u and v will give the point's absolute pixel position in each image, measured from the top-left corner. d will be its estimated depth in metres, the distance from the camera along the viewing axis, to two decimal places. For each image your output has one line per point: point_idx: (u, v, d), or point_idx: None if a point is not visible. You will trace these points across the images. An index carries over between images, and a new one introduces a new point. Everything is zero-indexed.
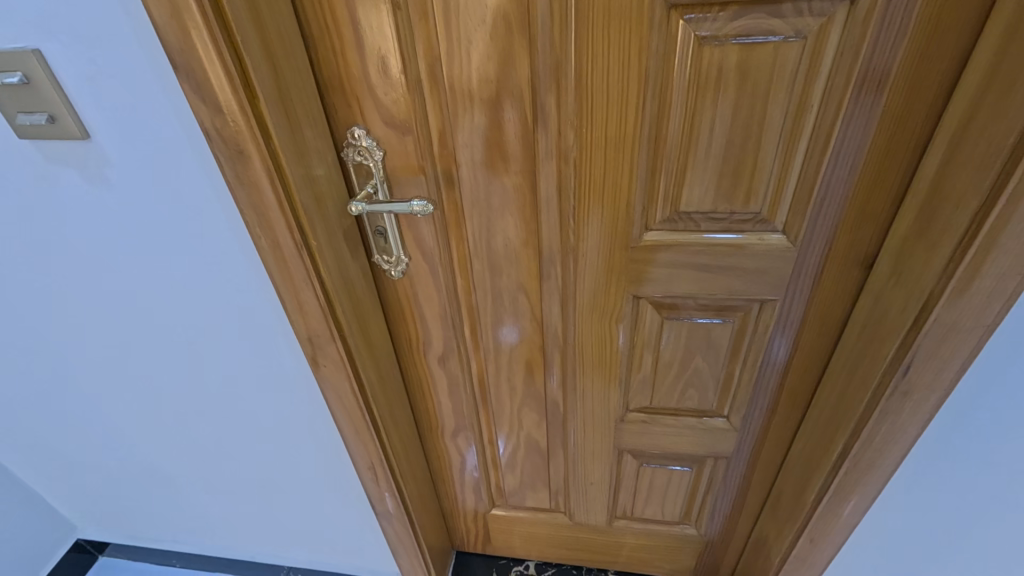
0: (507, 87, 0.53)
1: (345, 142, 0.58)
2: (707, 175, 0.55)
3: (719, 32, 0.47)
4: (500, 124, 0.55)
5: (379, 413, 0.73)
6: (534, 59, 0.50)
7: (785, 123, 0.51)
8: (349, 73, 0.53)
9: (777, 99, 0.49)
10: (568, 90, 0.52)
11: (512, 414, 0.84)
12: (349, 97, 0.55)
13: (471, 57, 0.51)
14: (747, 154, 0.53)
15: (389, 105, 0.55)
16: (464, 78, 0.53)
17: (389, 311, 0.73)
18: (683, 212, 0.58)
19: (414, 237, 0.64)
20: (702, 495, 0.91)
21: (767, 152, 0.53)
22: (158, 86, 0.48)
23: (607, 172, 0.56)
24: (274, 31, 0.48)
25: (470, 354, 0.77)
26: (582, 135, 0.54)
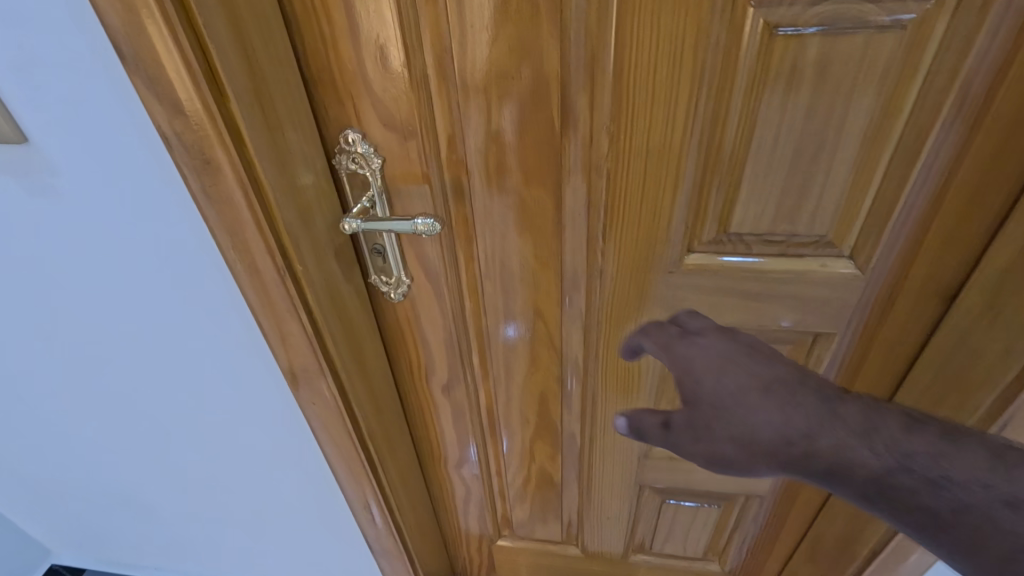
0: (532, 83, 0.44)
1: (337, 147, 0.49)
2: (767, 192, 0.46)
3: (795, 19, 0.38)
4: (521, 128, 0.46)
5: (375, 449, 0.65)
6: (565, 51, 0.42)
7: (867, 131, 0.42)
8: (342, 65, 0.45)
9: (860, 102, 0.41)
10: (605, 89, 0.43)
11: (523, 446, 0.76)
12: (342, 94, 0.46)
13: (487, 47, 0.43)
14: (816, 167, 0.44)
15: (390, 105, 0.46)
16: (480, 74, 0.44)
17: (388, 336, 0.64)
18: (735, 234, 0.49)
19: (416, 257, 0.56)
20: (729, 533, 0.83)
21: (841, 165, 0.44)
22: (104, 75, 0.39)
23: (647, 187, 0.48)
24: (250, 13, 0.39)
25: (478, 383, 0.68)
26: (619, 143, 0.45)
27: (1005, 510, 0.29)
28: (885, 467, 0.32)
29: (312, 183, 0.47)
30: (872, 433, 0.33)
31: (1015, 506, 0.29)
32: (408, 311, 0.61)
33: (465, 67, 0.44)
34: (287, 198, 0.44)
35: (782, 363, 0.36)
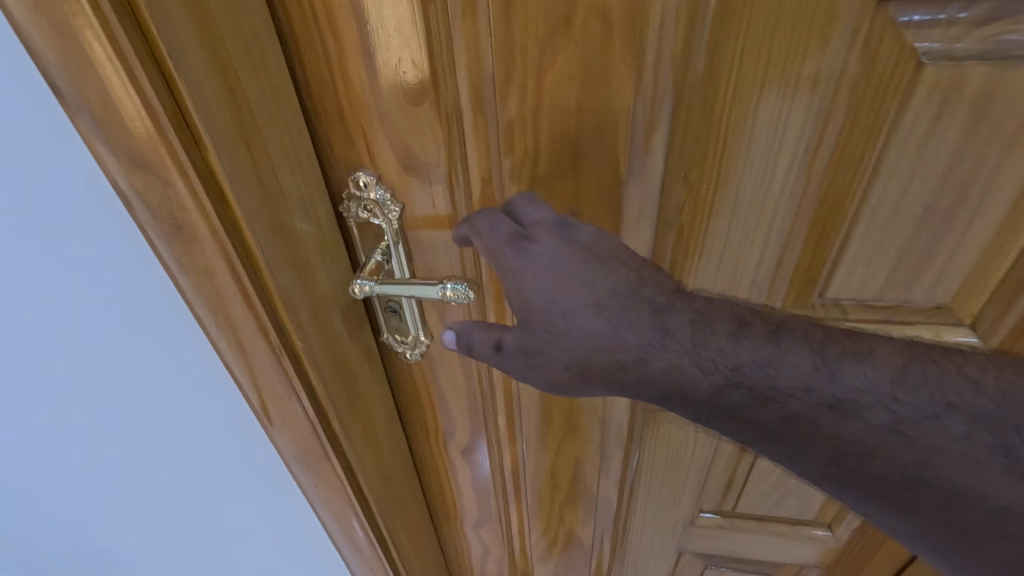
0: (594, 119, 0.35)
1: (345, 191, 0.39)
2: (873, 253, 0.38)
3: (958, 39, 0.29)
4: (580, 172, 0.37)
5: (388, 528, 0.56)
6: (640, 79, 0.33)
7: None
8: (349, 93, 0.35)
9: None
10: (688, 125, 0.34)
11: (552, 510, 0.67)
12: (350, 129, 0.36)
13: (539, 74, 0.34)
14: (952, 224, 0.35)
15: (412, 145, 0.36)
16: (532, 107, 0.35)
17: (401, 399, 0.55)
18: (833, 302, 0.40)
19: (439, 315, 0.47)
20: None
21: (980, 223, 0.35)
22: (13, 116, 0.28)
23: (729, 244, 0.39)
24: (231, 31, 0.29)
25: (505, 448, 0.59)
26: (699, 192, 0.37)
27: (828, 414, 0.29)
28: (715, 386, 0.29)
29: (312, 238, 0.38)
30: (702, 345, 0.29)
31: (926, 477, 0.28)
32: (429, 372, 0.52)
33: (509, 98, 0.35)
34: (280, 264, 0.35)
35: (619, 258, 0.32)
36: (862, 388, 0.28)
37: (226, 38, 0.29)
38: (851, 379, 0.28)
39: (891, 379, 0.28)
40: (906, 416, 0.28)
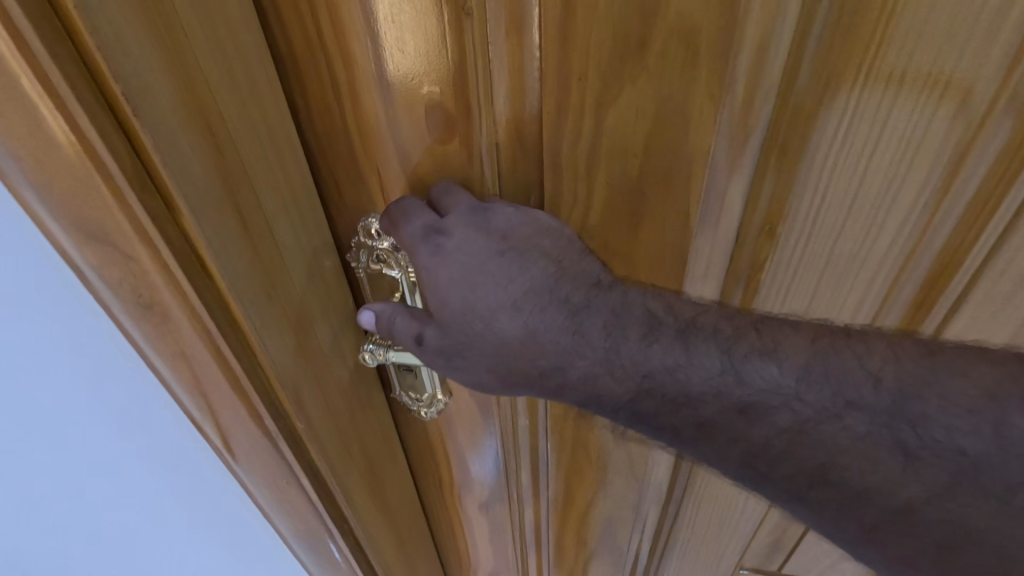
0: (664, 175, 0.30)
1: (355, 239, 0.34)
2: (990, 317, 0.33)
3: None
4: (635, 221, 0.32)
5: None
6: (734, 132, 0.28)
7: None
8: (369, 154, 0.31)
9: None
10: (791, 186, 0.29)
11: (572, 560, 0.65)
12: (372, 191, 0.32)
13: (599, 130, 0.28)
14: None
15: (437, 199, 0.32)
16: (589, 153, 0.29)
17: (415, 455, 0.53)
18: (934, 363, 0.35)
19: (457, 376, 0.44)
20: None
21: None
22: None
23: (814, 301, 0.34)
24: (239, 97, 0.25)
25: (526, 499, 0.58)
26: (785, 244, 0.32)
27: (739, 420, 0.29)
28: (630, 391, 0.30)
29: (320, 305, 0.34)
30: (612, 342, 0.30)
31: (894, 518, 0.27)
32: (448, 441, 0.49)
33: (560, 150, 0.30)
34: (286, 353, 0.31)
35: (535, 251, 0.31)
36: (768, 388, 0.28)
37: (240, 107, 0.25)
38: (756, 382, 0.28)
39: (796, 379, 0.28)
40: (809, 417, 0.28)
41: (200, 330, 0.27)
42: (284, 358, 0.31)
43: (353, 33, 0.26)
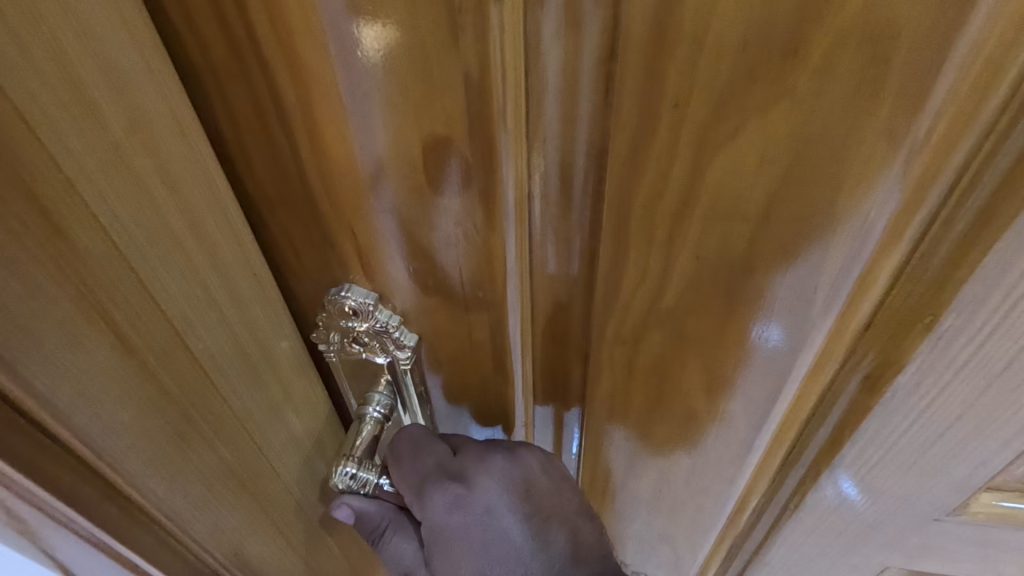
0: (781, 252, 0.20)
1: (322, 316, 0.24)
2: None
3: None
4: (731, 305, 0.22)
5: None
6: (903, 191, 0.18)
7: None
8: (341, 213, 0.20)
9: None
10: (975, 273, 0.20)
11: None
12: (345, 262, 0.22)
13: (693, 189, 0.19)
14: None
15: (444, 273, 0.22)
16: (674, 211, 0.19)
17: None
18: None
19: None
20: None
21: None
22: None
23: (970, 416, 0.25)
24: (92, 135, 0.15)
25: None
26: (952, 345, 0.22)
27: None
28: None
29: (279, 419, 0.24)
30: None
31: None
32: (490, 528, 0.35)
33: (627, 208, 0.20)
34: (195, 498, 0.21)
35: (546, 516, 0.31)
36: None
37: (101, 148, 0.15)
38: None
39: None
40: None
41: (48, 498, 0.18)
42: (198, 507, 0.22)
43: (308, 33, 0.16)
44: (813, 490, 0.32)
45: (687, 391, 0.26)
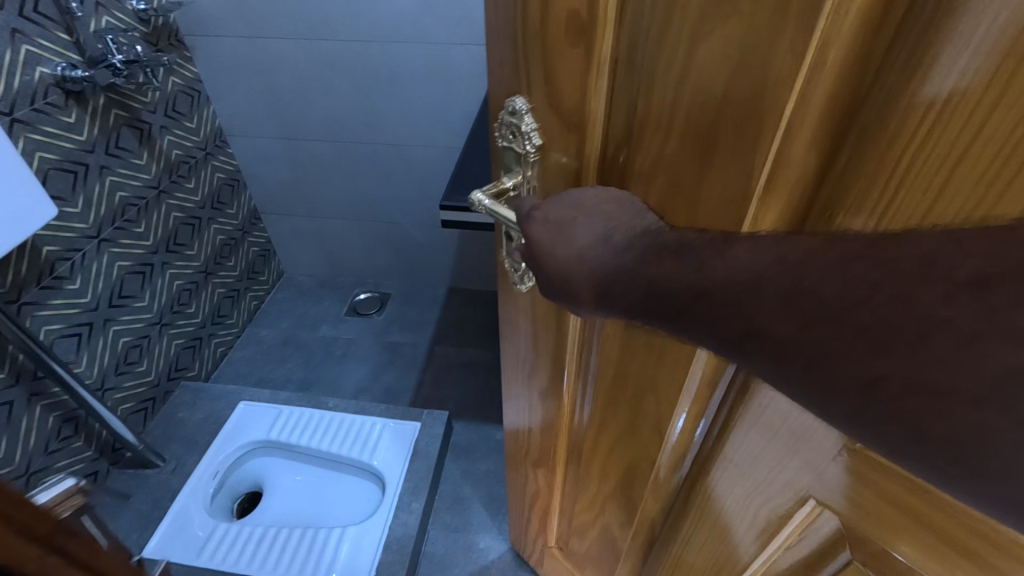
0: (738, 118, 0.40)
1: (509, 123, 0.61)
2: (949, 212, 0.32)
3: (899, 149, 0.33)
4: (710, 152, 0.43)
5: (542, 375, 0.88)
6: (806, 87, 0.36)
7: None
8: (547, 71, 0.54)
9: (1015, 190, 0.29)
10: (854, 144, 0.36)
11: (602, 448, 0.85)
12: (528, 107, 0.59)
13: (678, 69, 0.42)
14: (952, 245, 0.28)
15: (570, 102, 0.54)
16: (673, 82, 0.43)
17: (539, 317, 0.80)
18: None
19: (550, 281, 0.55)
20: None
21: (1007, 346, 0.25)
22: None
23: (880, 221, 0.36)
24: None
25: (585, 380, 0.79)
26: (850, 187, 0.37)
27: None
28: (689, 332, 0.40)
29: None
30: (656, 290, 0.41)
31: None
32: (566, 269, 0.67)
33: (654, 76, 0.45)
34: None
35: (610, 202, 0.50)
36: None
37: None
38: None
39: None
40: None
41: None
42: None
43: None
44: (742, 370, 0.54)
45: (682, 189, 0.47)
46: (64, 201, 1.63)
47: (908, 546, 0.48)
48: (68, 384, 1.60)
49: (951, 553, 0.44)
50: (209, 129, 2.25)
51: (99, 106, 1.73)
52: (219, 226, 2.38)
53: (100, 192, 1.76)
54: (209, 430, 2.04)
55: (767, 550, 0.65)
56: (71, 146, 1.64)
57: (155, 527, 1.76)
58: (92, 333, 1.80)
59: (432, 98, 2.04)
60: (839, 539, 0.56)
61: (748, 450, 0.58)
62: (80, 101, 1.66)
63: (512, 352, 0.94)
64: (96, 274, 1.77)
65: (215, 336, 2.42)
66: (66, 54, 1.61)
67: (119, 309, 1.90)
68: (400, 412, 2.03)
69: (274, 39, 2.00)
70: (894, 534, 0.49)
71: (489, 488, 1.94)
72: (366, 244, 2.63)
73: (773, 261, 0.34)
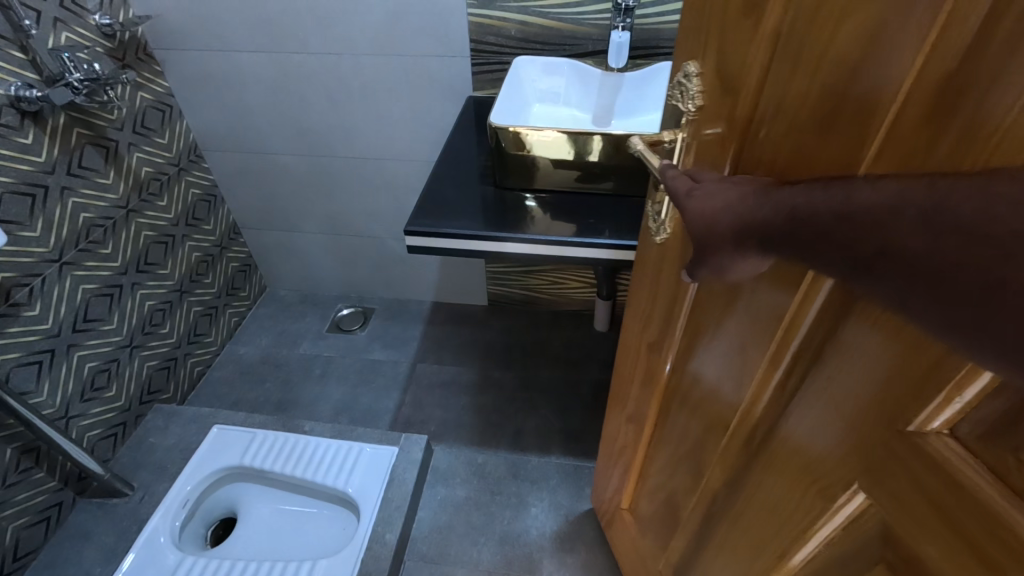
0: (865, 90, 0.47)
1: (679, 82, 0.73)
2: None
3: (983, 139, 0.38)
4: (833, 122, 0.51)
5: (654, 325, 1.01)
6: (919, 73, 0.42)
7: None
8: (722, 42, 0.64)
9: None
10: (946, 132, 0.41)
11: (689, 403, 0.96)
12: (698, 71, 0.69)
13: (822, 45, 0.51)
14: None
15: (730, 73, 0.63)
16: (817, 56, 0.52)
17: (660, 270, 0.93)
18: (958, 440, 0.47)
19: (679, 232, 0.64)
20: None
21: None
22: None
23: None
24: None
25: (688, 334, 0.90)
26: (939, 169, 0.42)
27: None
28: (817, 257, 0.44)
29: None
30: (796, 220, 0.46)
31: None
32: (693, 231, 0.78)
33: (801, 53, 0.53)
34: None
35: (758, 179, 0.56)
36: None
37: None
38: None
39: None
40: None
41: None
42: None
43: None
44: (829, 343, 0.58)
45: (802, 159, 0.56)
46: (22, 224, 1.59)
47: (942, 542, 0.50)
48: (24, 417, 1.52)
49: (974, 557, 0.47)
50: (182, 144, 2.19)
51: (59, 125, 1.68)
52: (193, 242, 2.31)
53: (62, 215, 1.71)
54: (179, 456, 1.97)
55: (812, 539, 0.69)
56: (30, 168, 1.60)
57: (119, 561, 1.69)
58: (54, 360, 1.73)
59: (409, 110, 2.00)
60: (876, 538, 0.59)
61: (808, 421, 0.63)
62: (38, 121, 1.62)
63: (633, 304, 1.09)
64: (58, 298, 1.71)
65: (191, 355, 2.35)
66: (22, 74, 1.56)
67: (84, 334, 1.83)
68: (378, 436, 1.99)
69: (243, 52, 1.93)
70: (924, 531, 0.52)
71: (469, 515, 1.91)
72: (345, 258, 2.61)
73: (921, 187, 0.36)
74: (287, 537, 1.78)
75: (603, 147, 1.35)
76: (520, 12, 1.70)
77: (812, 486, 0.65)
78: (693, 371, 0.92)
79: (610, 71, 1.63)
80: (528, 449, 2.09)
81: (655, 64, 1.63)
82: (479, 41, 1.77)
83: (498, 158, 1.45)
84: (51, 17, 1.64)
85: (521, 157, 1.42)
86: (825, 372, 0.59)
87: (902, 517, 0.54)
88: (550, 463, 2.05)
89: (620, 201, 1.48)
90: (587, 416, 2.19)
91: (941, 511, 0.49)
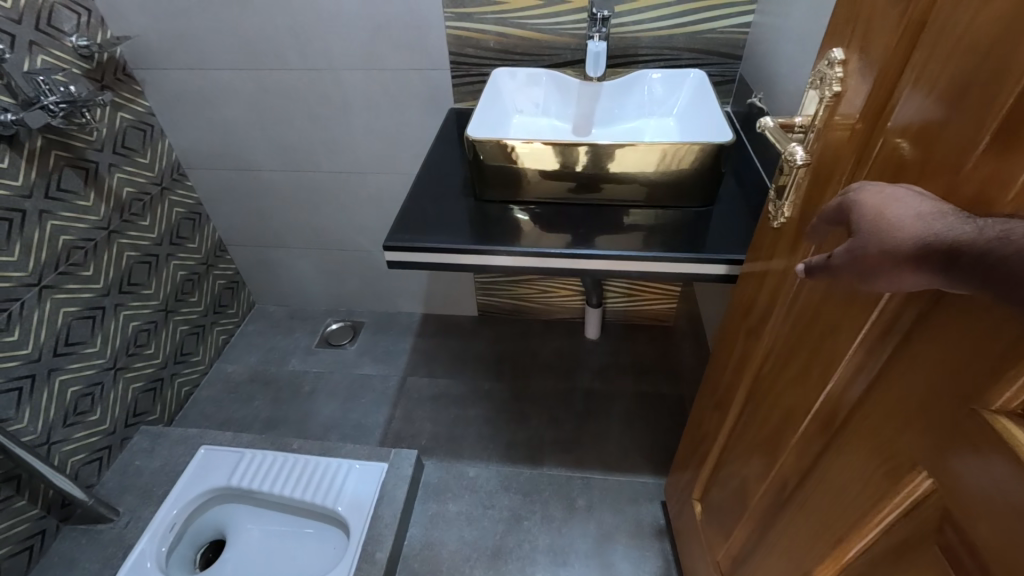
0: (992, 74, 0.49)
1: (820, 65, 0.76)
2: None
3: None
4: (959, 106, 0.53)
5: (756, 310, 1.03)
6: None
7: None
8: (873, 29, 0.65)
9: None
10: None
11: (773, 388, 0.97)
12: (842, 59, 0.72)
13: (962, 30, 0.52)
14: None
15: (871, 59, 0.66)
16: (953, 42, 0.54)
17: (772, 254, 0.95)
18: None
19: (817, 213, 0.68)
20: None
21: None
22: None
23: None
24: None
25: (785, 318, 0.91)
26: None
27: None
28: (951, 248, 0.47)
29: None
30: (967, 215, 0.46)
31: None
32: (809, 215, 0.81)
33: (939, 40, 0.56)
34: None
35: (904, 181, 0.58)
36: None
37: None
38: None
39: None
40: None
41: None
42: None
43: None
44: (920, 323, 0.59)
45: (928, 143, 0.57)
46: None
47: (990, 521, 0.50)
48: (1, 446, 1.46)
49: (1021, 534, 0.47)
50: (164, 163, 2.16)
51: (36, 148, 1.65)
52: (178, 261, 2.27)
53: (40, 238, 1.67)
54: (165, 478, 1.93)
55: (871, 527, 0.68)
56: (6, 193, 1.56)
57: None
58: (35, 386, 1.68)
59: (394, 124, 1.99)
60: (934, 521, 0.58)
61: (886, 401, 0.64)
62: (13, 145, 1.59)
63: (741, 290, 1.11)
64: (38, 323, 1.67)
65: (178, 375, 2.31)
66: None
67: (65, 357, 1.78)
68: (367, 452, 1.95)
69: (223, 71, 1.92)
70: (978, 511, 0.52)
71: (460, 530, 1.88)
72: (334, 272, 2.58)
73: None
74: (277, 559, 1.73)
75: (586, 158, 1.35)
76: (496, 23, 1.70)
77: (881, 468, 0.65)
78: (782, 359, 0.93)
79: (588, 80, 1.64)
80: (521, 461, 2.07)
81: (632, 71, 1.65)
82: (459, 53, 1.77)
83: (475, 169, 1.44)
84: (25, 40, 1.61)
85: (504, 170, 1.42)
86: (911, 349, 0.60)
87: (960, 497, 0.54)
88: (543, 475, 2.02)
89: (604, 208, 1.47)
90: (579, 425, 2.17)
91: (996, 489, 0.49)
